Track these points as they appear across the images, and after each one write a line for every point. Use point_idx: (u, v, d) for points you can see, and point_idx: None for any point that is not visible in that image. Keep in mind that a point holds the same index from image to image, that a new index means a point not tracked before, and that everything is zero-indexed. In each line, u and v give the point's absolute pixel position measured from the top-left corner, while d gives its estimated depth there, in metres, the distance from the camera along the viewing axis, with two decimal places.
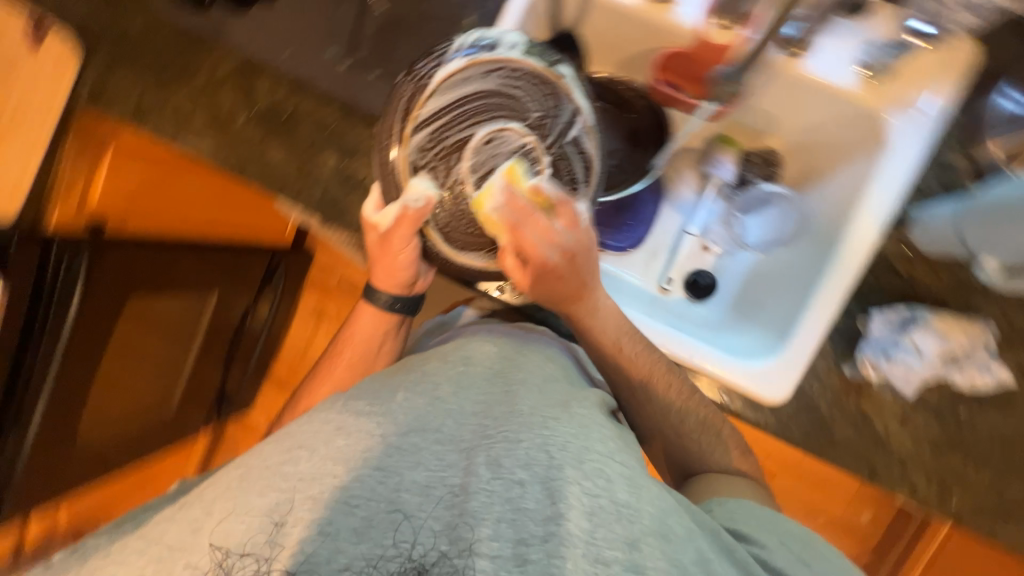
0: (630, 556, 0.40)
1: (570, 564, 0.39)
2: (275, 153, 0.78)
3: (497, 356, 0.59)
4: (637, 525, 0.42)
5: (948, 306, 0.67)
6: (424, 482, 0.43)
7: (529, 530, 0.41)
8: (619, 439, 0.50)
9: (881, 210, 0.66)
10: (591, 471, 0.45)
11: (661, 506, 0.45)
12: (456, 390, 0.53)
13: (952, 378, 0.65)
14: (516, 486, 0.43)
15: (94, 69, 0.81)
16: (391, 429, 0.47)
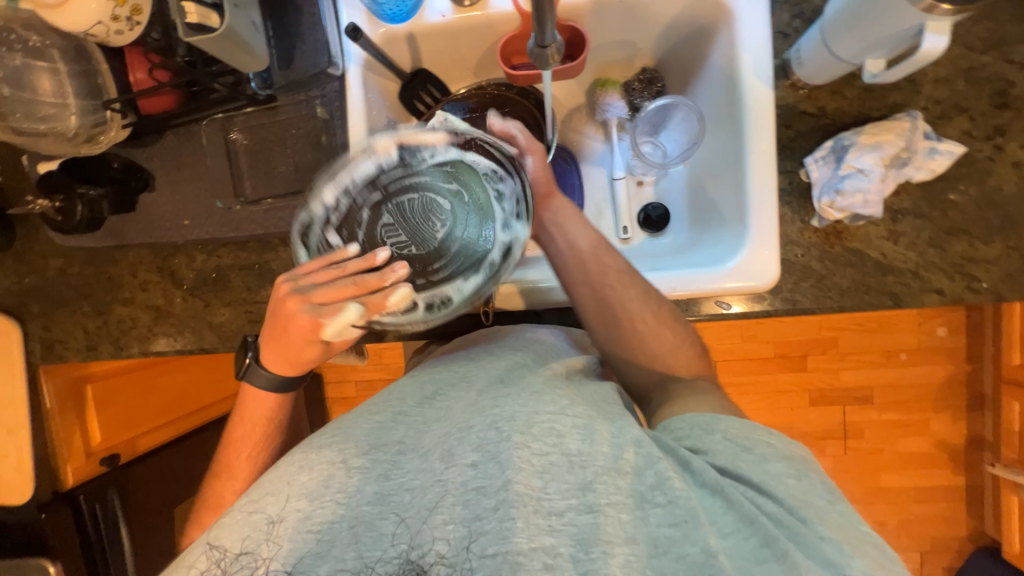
0: (582, 500, 0.43)
1: (522, 524, 0.42)
2: (220, 313, 0.80)
3: (460, 356, 0.57)
4: (590, 468, 0.44)
5: (871, 117, 0.67)
6: (385, 491, 0.45)
7: (483, 504, 0.43)
8: (572, 392, 0.50)
9: (761, 71, 0.67)
10: (545, 435, 0.45)
11: (616, 438, 0.46)
12: (420, 399, 0.52)
13: (911, 177, 0.64)
14: (470, 472, 0.44)
15: (36, 328, 0.85)
16: (353, 451, 0.48)
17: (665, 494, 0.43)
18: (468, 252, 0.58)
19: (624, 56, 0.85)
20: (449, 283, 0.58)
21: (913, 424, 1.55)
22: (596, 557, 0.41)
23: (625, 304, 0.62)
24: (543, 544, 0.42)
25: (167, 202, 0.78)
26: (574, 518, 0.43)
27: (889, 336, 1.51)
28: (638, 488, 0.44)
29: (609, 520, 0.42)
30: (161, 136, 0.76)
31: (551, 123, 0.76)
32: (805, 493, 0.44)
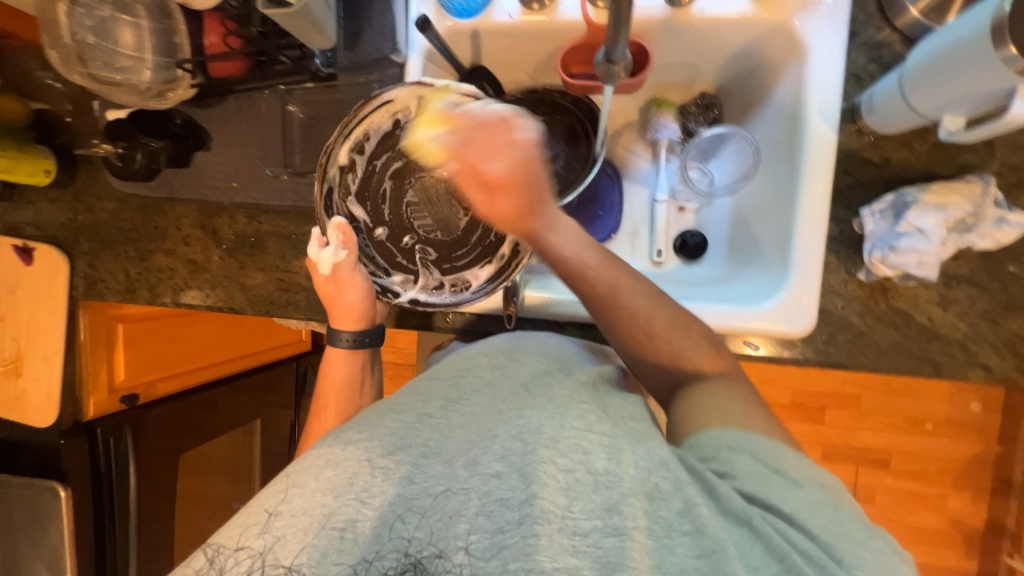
0: (609, 521, 0.42)
1: (546, 543, 0.41)
2: (253, 277, 0.83)
3: (488, 364, 0.56)
4: (616, 489, 0.43)
5: (937, 174, 0.63)
6: (408, 495, 0.44)
7: (505, 517, 0.42)
8: (598, 408, 0.49)
9: (827, 113, 0.64)
10: (572, 451, 0.44)
11: (643, 460, 0.44)
12: (444, 403, 0.52)
13: (973, 244, 0.60)
14: (493, 482, 0.44)
15: (83, 265, 0.89)
16: (377, 451, 0.46)
17: (695, 524, 0.42)
18: (485, 241, 0.71)
19: (685, 79, 0.84)
20: (469, 269, 0.71)
21: (930, 498, 1.47)
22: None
23: (633, 309, 0.58)
24: (567, 564, 0.40)
25: (219, 163, 0.81)
26: (599, 540, 0.41)
27: (918, 403, 1.44)
28: (665, 514, 0.42)
29: (637, 545, 0.41)
30: (224, 99, 0.79)
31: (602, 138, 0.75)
32: (840, 528, 0.43)
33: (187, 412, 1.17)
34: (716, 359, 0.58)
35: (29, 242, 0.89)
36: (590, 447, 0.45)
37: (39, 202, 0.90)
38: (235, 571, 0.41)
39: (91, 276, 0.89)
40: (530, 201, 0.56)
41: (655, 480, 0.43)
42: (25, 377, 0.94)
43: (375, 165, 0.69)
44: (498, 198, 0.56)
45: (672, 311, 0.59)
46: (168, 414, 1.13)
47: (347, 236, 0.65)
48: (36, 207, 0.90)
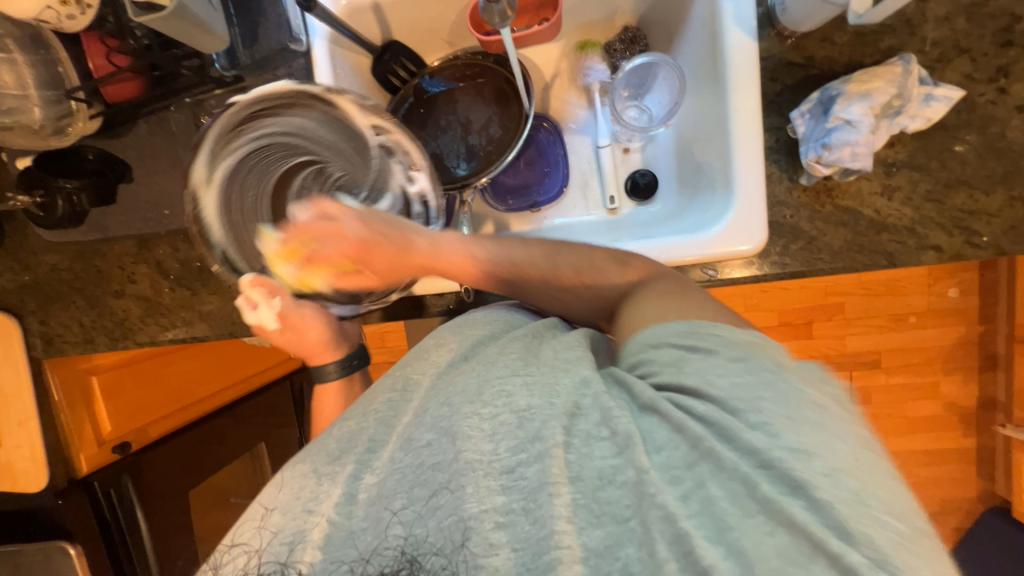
0: (530, 450, 0.42)
1: (472, 487, 0.41)
2: (208, 302, 0.81)
3: (435, 346, 0.56)
4: (536, 417, 0.43)
5: (862, 64, 0.62)
6: (351, 490, 0.45)
7: (436, 480, 0.43)
8: (528, 355, 0.50)
9: (743, 21, 0.62)
10: (497, 399, 0.45)
11: (564, 386, 0.45)
12: (394, 395, 0.52)
13: (906, 127, 0.60)
14: (425, 450, 0.44)
15: (34, 324, 0.87)
16: (323, 460, 0.48)
17: (612, 429, 0.41)
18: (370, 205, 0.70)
19: (606, 15, 0.81)
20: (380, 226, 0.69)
21: (923, 388, 1.52)
22: (544, 501, 0.40)
23: (539, 267, 0.61)
24: (494, 504, 0.41)
25: (146, 193, 0.78)
26: (523, 471, 0.41)
27: (898, 299, 1.47)
28: (584, 427, 0.42)
29: (555, 462, 0.41)
30: (134, 125, 0.75)
31: (527, 91, 0.74)
32: (748, 387, 0.41)
33: (181, 450, 1.15)
34: (632, 271, 0.59)
35: None
36: (518, 390, 0.45)
37: None
38: (233, 567, 0.43)
39: (45, 334, 0.87)
40: (395, 242, 0.63)
41: (573, 400, 0.44)
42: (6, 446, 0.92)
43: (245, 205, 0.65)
44: (363, 266, 0.66)
45: (581, 252, 0.61)
46: (167, 454, 1.12)
47: (266, 285, 0.68)
48: None
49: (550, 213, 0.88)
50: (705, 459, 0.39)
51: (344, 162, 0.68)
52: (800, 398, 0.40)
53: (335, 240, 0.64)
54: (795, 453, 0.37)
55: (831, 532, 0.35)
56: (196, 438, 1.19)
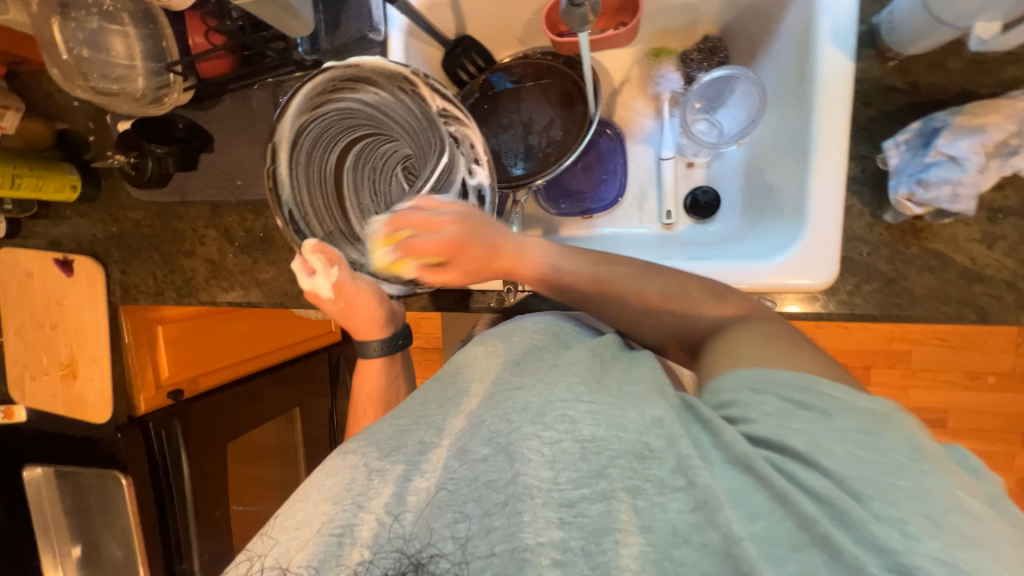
0: (598, 489, 0.39)
1: (531, 519, 0.38)
2: (266, 271, 0.86)
3: (492, 358, 0.54)
4: (606, 453, 0.40)
5: (976, 95, 0.56)
6: (401, 493, 0.42)
7: (493, 502, 0.40)
8: (590, 379, 0.46)
9: (840, 38, 0.58)
10: (559, 423, 0.42)
11: (632, 421, 0.41)
12: (441, 401, 0.51)
13: (1020, 170, 0.51)
14: (483, 466, 0.41)
15: (117, 272, 0.95)
16: (374, 454, 0.45)
17: (688, 480, 0.38)
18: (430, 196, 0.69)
19: (686, 23, 0.78)
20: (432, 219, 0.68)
21: (996, 457, 1.37)
22: (609, 548, 0.36)
23: (622, 287, 0.58)
24: (552, 538, 0.37)
25: (224, 163, 0.83)
26: (586, 509, 0.38)
27: (978, 355, 1.33)
28: (655, 473, 0.39)
29: (623, 506, 0.38)
30: (221, 99, 0.81)
31: (593, 94, 0.72)
32: (873, 465, 0.36)
33: (227, 405, 1.24)
34: (731, 308, 0.54)
35: (68, 256, 0.95)
36: (593, 422, 0.42)
37: (73, 217, 0.96)
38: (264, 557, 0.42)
39: (124, 282, 0.95)
40: (488, 244, 0.59)
41: (642, 439, 0.40)
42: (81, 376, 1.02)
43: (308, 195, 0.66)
44: (452, 262, 0.61)
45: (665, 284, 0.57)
46: (213, 407, 1.21)
47: (327, 253, 0.65)
48: (72, 222, 0.96)
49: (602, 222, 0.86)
50: (818, 544, 0.35)
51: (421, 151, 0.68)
52: (945, 497, 0.34)
53: (432, 244, 0.59)
54: (948, 566, 0.32)
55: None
56: (241, 396, 1.28)
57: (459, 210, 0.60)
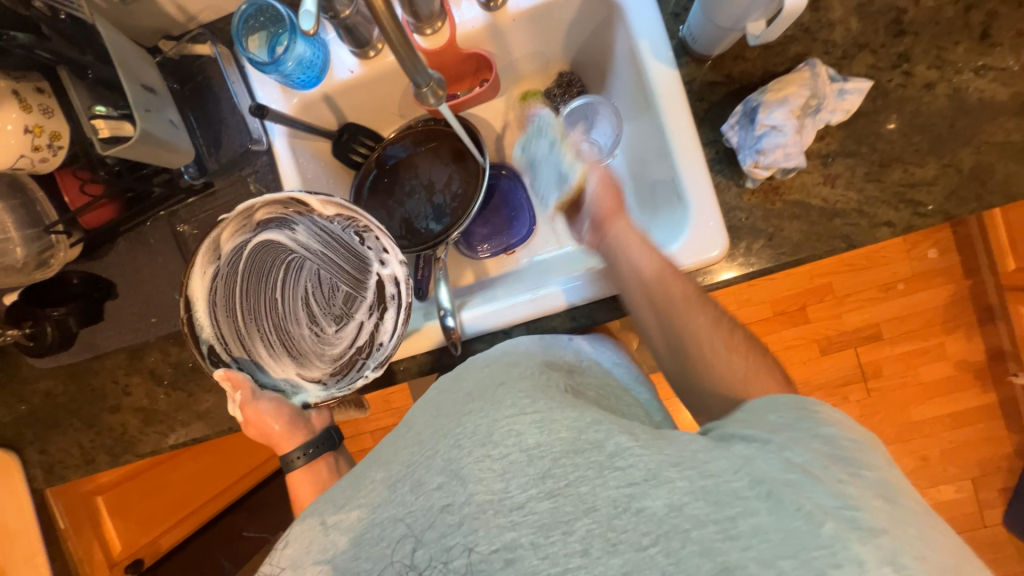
0: (542, 488, 0.40)
1: (483, 530, 0.39)
2: (204, 400, 0.81)
3: (435, 395, 0.54)
4: (549, 453, 0.41)
5: (776, 72, 0.67)
6: (360, 533, 0.43)
7: (446, 521, 0.41)
8: (539, 391, 0.47)
9: (660, 54, 0.68)
10: (507, 438, 0.43)
11: (576, 419, 0.43)
12: (394, 440, 0.51)
13: (829, 121, 0.64)
14: (434, 494, 0.42)
15: (32, 453, 0.86)
16: (330, 510, 0.46)
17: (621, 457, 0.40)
18: (352, 289, 0.74)
19: (541, 66, 0.87)
20: (355, 313, 0.74)
21: (929, 350, 1.52)
22: (557, 538, 0.38)
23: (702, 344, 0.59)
24: (504, 540, 0.39)
25: (131, 305, 0.80)
26: (534, 507, 0.39)
27: (883, 270, 1.50)
28: (595, 459, 0.40)
29: (568, 500, 0.39)
30: (114, 243, 0.78)
31: (476, 147, 0.79)
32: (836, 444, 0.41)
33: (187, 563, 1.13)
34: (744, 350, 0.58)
35: None
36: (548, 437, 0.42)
37: None
38: None
39: (42, 463, 0.85)
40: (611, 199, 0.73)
41: (583, 436, 0.41)
42: None
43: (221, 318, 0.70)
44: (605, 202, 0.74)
45: (707, 317, 0.60)
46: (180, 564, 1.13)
47: (233, 379, 0.69)
48: None
49: (524, 253, 0.92)
50: (758, 495, 0.37)
51: (328, 261, 0.74)
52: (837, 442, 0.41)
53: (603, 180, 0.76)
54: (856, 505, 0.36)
55: (880, 560, 0.33)
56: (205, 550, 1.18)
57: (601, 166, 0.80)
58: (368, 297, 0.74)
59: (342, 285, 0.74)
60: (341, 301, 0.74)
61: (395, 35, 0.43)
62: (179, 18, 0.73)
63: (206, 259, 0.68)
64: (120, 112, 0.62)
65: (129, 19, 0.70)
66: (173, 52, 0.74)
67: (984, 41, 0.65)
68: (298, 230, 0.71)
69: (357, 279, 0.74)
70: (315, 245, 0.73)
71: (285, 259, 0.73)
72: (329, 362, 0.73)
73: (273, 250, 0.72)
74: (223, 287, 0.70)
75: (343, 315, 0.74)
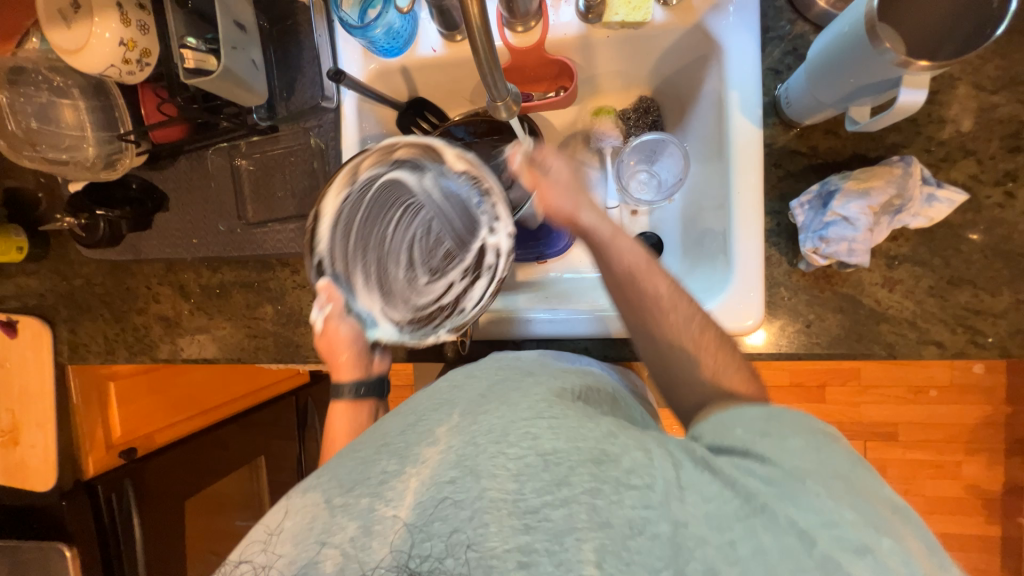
0: (558, 494, 0.38)
1: (496, 526, 0.38)
2: (222, 326, 0.85)
3: (446, 387, 0.51)
4: (566, 463, 0.40)
5: (865, 158, 0.63)
6: (368, 523, 0.40)
7: (458, 514, 0.39)
8: (559, 400, 0.45)
9: (750, 109, 0.64)
10: (522, 440, 0.41)
11: (592, 432, 0.41)
12: (402, 428, 0.46)
13: (907, 224, 0.60)
14: (448, 487, 0.40)
15: (64, 331, 0.92)
16: (336, 491, 0.43)
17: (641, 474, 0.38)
18: (457, 249, 0.69)
19: (622, 86, 0.83)
20: (451, 274, 0.69)
21: (944, 466, 1.45)
22: (570, 544, 0.37)
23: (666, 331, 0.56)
24: (518, 541, 0.37)
25: (178, 222, 0.83)
26: (548, 514, 0.38)
27: (920, 372, 1.42)
28: (613, 474, 0.39)
29: (583, 509, 0.38)
30: (175, 160, 0.81)
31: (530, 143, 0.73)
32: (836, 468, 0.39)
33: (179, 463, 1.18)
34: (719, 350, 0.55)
35: (11, 316, 0.92)
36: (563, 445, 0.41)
37: (20, 276, 0.93)
38: None
39: (70, 342, 0.92)
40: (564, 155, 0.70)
41: (600, 446, 0.40)
42: (23, 445, 0.98)
43: (333, 246, 0.65)
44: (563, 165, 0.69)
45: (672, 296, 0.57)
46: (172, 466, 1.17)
47: (331, 293, 0.68)
48: (18, 282, 0.93)
49: (555, 265, 0.90)
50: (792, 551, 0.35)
51: (442, 213, 0.68)
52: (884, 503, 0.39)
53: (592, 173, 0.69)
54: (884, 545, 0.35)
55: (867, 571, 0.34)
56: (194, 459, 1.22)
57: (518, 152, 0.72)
58: (468, 259, 0.68)
59: (446, 239, 0.69)
60: (441, 258, 0.69)
61: (481, 43, 0.43)
62: None
63: (340, 181, 0.62)
64: (208, 46, 0.63)
65: None
66: None
67: None
68: (427, 173, 0.65)
69: (464, 239, 0.68)
70: (439, 195, 0.67)
71: (404, 199, 0.67)
72: (409, 310, 0.69)
73: (399, 189, 0.66)
74: (347, 213, 0.64)
75: (437, 270, 0.69)
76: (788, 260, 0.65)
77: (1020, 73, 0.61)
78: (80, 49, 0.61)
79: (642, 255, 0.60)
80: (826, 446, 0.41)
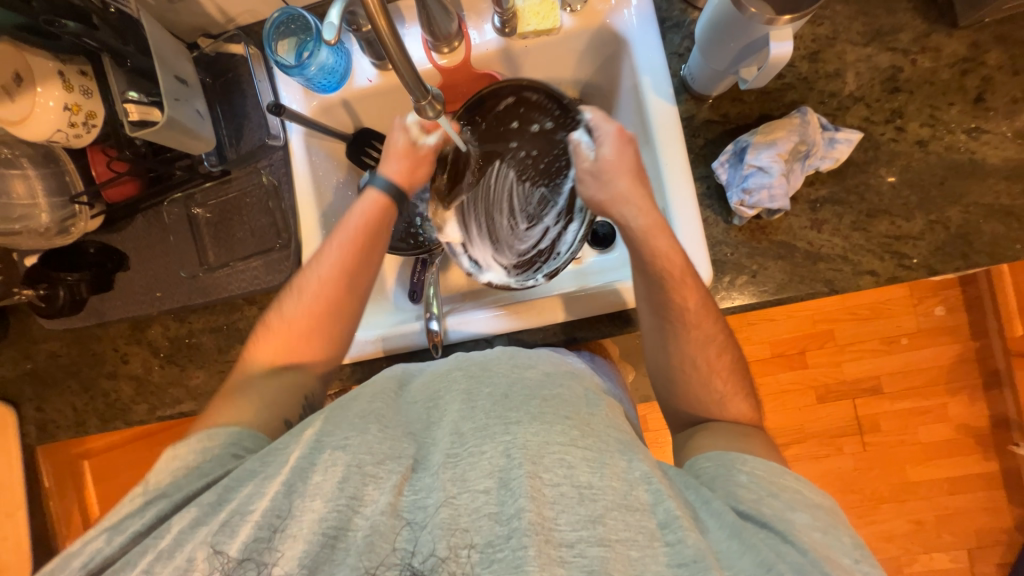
0: (593, 532, 0.42)
1: (535, 553, 0.40)
2: (195, 376, 0.84)
3: (461, 376, 0.54)
4: (601, 502, 0.43)
5: (772, 116, 0.70)
6: (405, 504, 0.45)
7: (496, 532, 0.42)
8: (582, 422, 0.49)
9: (660, 89, 0.71)
10: (557, 467, 0.44)
11: (632, 472, 0.46)
12: (427, 423, 0.51)
13: (818, 167, 0.66)
14: (482, 499, 0.43)
15: (30, 411, 0.89)
16: (369, 458, 0.46)
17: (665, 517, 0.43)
18: (550, 188, 0.82)
19: None
20: (546, 214, 0.82)
21: (930, 410, 1.49)
22: None
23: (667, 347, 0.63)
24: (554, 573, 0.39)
25: (140, 278, 0.83)
26: (584, 549, 0.41)
27: (887, 322, 1.48)
28: (647, 525, 0.43)
29: (615, 556, 0.41)
30: (133, 219, 0.83)
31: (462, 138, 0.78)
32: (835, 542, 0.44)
33: None
34: (712, 366, 0.63)
35: None
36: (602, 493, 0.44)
37: None
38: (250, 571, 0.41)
39: (37, 422, 0.89)
40: (629, 155, 0.67)
41: (632, 495, 0.44)
42: None
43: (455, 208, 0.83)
44: (631, 160, 0.67)
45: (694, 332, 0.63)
46: None
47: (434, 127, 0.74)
48: None
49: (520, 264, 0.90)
50: None
51: (538, 155, 0.82)
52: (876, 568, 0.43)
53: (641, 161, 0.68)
54: None
55: None
56: None
57: (582, 157, 0.70)
58: (560, 203, 0.81)
59: (541, 187, 0.82)
60: (536, 202, 0.82)
61: (394, 50, 0.46)
62: (218, 19, 0.79)
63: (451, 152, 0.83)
64: (151, 100, 0.67)
65: (173, 16, 0.77)
66: (209, 49, 0.80)
67: (978, 106, 0.66)
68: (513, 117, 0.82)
69: (553, 182, 0.82)
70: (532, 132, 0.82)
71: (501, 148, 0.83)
72: (514, 254, 0.82)
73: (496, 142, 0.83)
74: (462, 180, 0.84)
75: (535, 216, 0.83)
76: (727, 216, 0.70)
77: (886, 26, 0.69)
78: (24, 119, 0.64)
79: (676, 265, 0.62)
80: (839, 528, 0.46)
